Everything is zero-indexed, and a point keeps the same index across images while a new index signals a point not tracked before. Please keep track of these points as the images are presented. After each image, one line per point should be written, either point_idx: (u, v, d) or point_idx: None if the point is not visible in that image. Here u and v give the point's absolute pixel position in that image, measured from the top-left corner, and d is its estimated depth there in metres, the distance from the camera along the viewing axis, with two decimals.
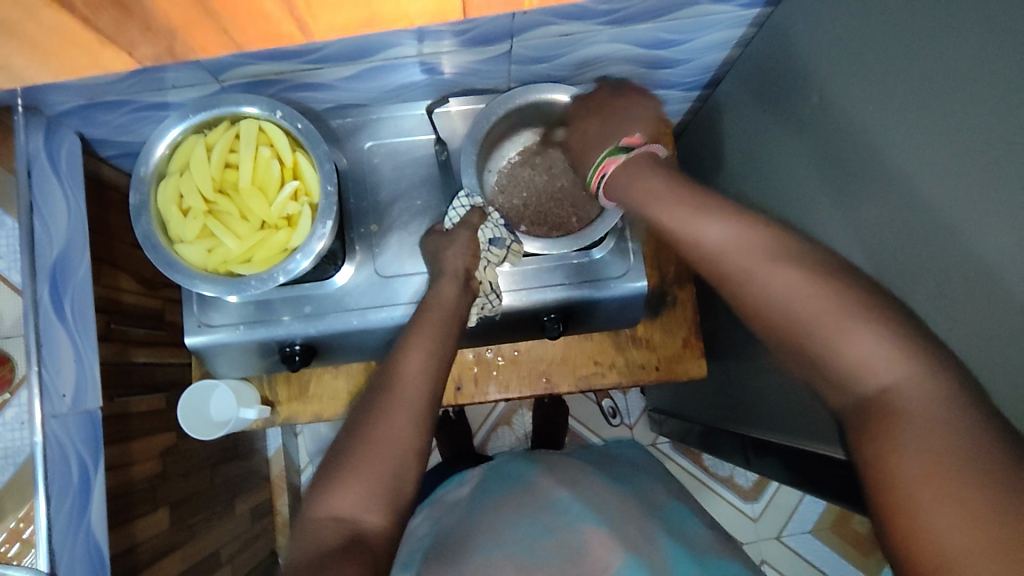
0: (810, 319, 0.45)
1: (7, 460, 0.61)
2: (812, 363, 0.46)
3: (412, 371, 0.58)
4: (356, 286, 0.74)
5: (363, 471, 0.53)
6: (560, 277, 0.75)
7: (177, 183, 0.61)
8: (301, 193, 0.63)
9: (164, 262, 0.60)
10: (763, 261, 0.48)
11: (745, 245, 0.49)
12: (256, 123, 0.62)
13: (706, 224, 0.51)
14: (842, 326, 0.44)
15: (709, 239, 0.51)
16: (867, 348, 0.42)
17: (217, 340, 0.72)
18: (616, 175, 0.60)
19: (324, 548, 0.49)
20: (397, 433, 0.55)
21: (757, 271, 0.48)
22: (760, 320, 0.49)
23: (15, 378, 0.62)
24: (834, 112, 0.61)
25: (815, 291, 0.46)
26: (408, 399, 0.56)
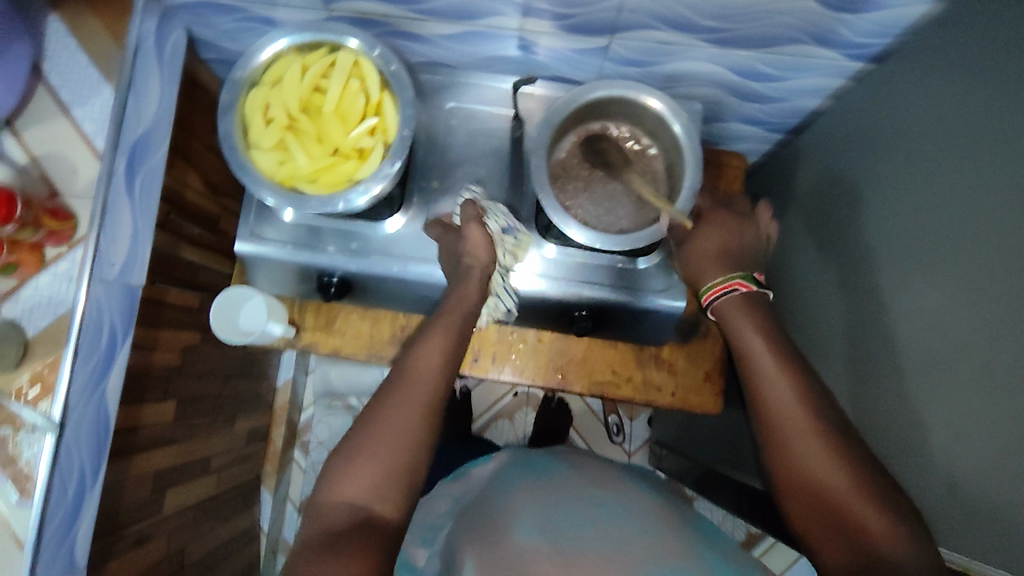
0: (835, 488, 0.54)
1: (48, 308, 0.63)
2: (823, 516, 0.54)
3: (431, 352, 0.60)
4: (403, 237, 0.76)
5: (372, 453, 0.54)
6: (601, 277, 0.75)
7: (266, 93, 0.64)
8: (377, 130, 0.65)
9: (237, 164, 0.62)
10: (804, 418, 0.57)
11: (812, 415, 0.57)
12: (353, 55, 0.64)
13: (783, 386, 0.58)
14: (866, 501, 0.52)
15: (772, 380, 0.59)
16: (881, 524, 0.50)
17: (263, 253, 0.74)
18: (733, 303, 0.63)
19: (336, 529, 0.51)
20: (408, 418, 0.56)
21: (802, 430, 0.56)
22: (785, 471, 0.57)
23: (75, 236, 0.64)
24: (917, 178, 0.60)
25: (844, 460, 0.54)
26: (425, 385, 0.58)
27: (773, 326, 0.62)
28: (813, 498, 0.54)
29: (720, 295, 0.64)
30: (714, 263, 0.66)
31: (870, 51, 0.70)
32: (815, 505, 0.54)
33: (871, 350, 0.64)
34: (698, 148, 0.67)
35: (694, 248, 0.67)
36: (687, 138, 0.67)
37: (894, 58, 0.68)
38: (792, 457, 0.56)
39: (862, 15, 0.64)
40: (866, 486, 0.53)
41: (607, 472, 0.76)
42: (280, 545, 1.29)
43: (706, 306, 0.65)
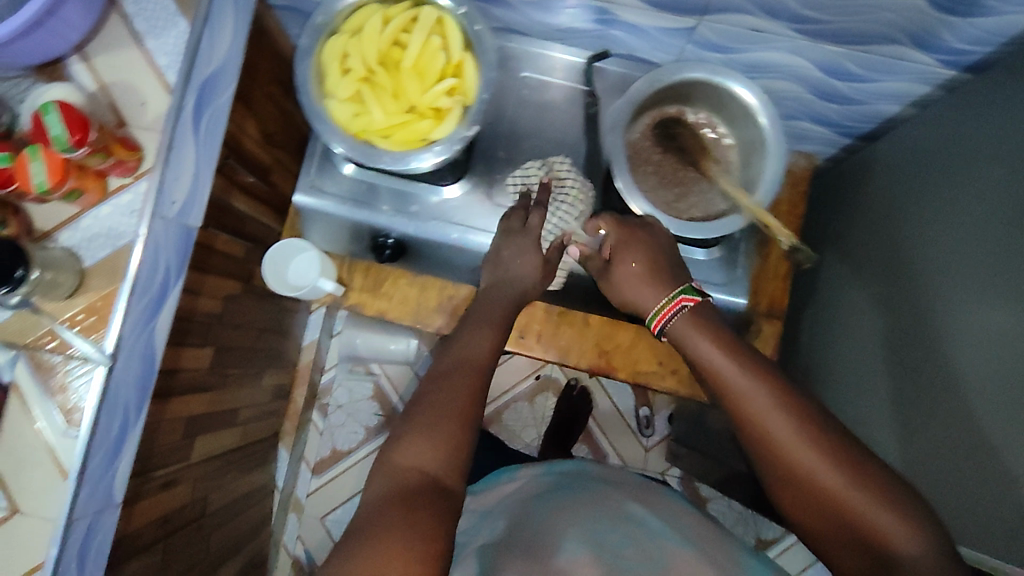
0: (838, 494, 0.52)
1: (107, 240, 0.61)
2: (827, 522, 0.53)
3: (483, 337, 0.60)
4: (463, 203, 0.74)
5: (439, 419, 0.53)
6: None
7: (346, 42, 0.62)
8: (456, 91, 0.62)
9: (312, 111, 0.61)
10: (792, 429, 0.54)
11: (798, 422, 0.54)
12: (438, 11, 0.62)
13: (764, 398, 0.55)
14: (871, 503, 0.51)
15: (753, 396, 0.55)
16: (888, 520, 0.50)
17: (323, 206, 0.73)
18: (685, 320, 0.59)
19: (410, 490, 0.49)
20: (453, 388, 0.55)
21: (794, 443, 0.53)
22: (783, 482, 0.55)
23: (141, 169, 0.62)
24: (971, 226, 0.63)
25: (834, 456, 0.52)
26: (482, 364, 0.58)
27: (728, 331, 0.59)
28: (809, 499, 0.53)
29: (672, 313, 0.60)
30: (653, 283, 0.62)
31: (968, 58, 0.67)
32: (817, 512, 0.53)
33: (916, 399, 0.68)
34: (782, 144, 0.65)
35: (618, 281, 0.64)
36: (771, 134, 0.65)
37: (996, 68, 0.65)
38: (789, 471, 0.54)
39: (972, 19, 0.60)
40: (865, 487, 0.51)
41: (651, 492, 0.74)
42: (292, 502, 1.29)
43: (659, 331, 0.61)
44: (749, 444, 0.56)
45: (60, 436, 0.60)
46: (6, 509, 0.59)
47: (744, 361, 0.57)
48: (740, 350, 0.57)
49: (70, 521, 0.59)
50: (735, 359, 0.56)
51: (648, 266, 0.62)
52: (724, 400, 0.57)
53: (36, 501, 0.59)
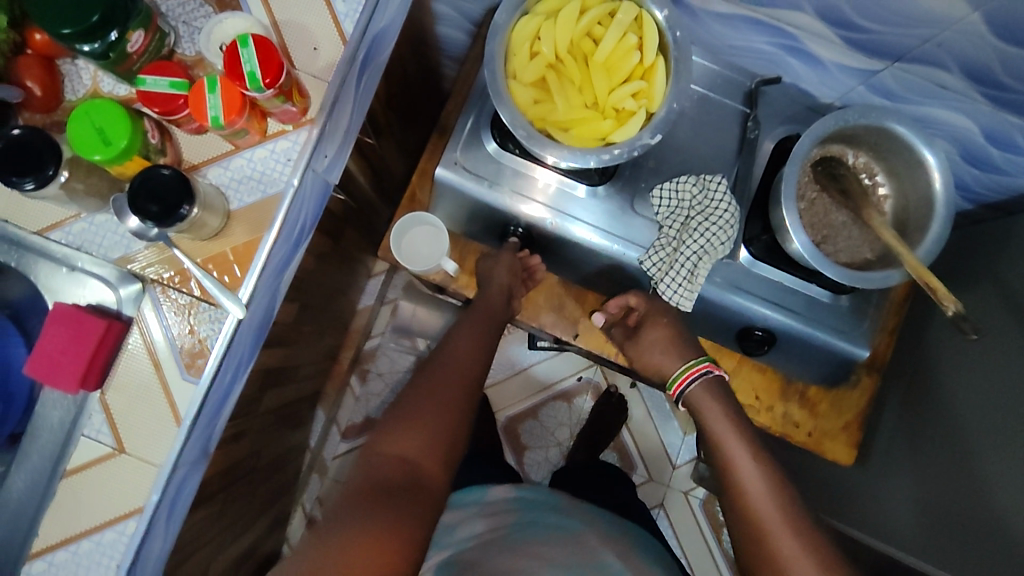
0: (784, 553, 0.55)
1: (258, 185, 0.58)
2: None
3: (462, 337, 0.70)
4: (603, 204, 0.70)
5: (419, 421, 0.60)
6: (791, 302, 0.70)
7: (540, 25, 0.60)
8: (641, 96, 0.60)
9: (496, 90, 0.59)
10: (763, 488, 0.59)
11: (773, 486, 0.60)
12: (639, 9, 0.60)
13: (749, 459, 0.62)
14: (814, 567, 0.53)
15: (739, 460, 0.62)
16: None
17: (462, 185, 0.70)
18: (699, 388, 0.69)
19: (387, 480, 0.56)
20: (451, 395, 0.64)
21: (761, 496, 0.59)
22: (741, 529, 0.59)
23: (305, 118, 0.59)
24: (998, 370, 0.66)
25: (800, 530, 0.56)
26: (463, 366, 0.67)
27: (740, 412, 0.68)
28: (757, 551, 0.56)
29: (691, 380, 0.70)
30: (674, 356, 0.72)
31: None
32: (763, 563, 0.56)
33: (942, 520, 0.69)
34: (950, 208, 0.63)
35: (643, 345, 0.74)
36: (943, 197, 0.63)
37: None
38: (751, 522, 0.58)
39: None
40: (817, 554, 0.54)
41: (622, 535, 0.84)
42: (318, 463, 1.27)
43: (677, 394, 0.71)
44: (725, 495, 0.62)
45: (177, 377, 0.56)
46: (112, 446, 0.56)
47: (741, 431, 0.65)
48: (745, 427, 0.66)
49: (175, 468, 0.56)
50: (737, 427, 0.65)
51: (671, 337, 0.73)
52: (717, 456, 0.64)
53: (143, 442, 0.56)
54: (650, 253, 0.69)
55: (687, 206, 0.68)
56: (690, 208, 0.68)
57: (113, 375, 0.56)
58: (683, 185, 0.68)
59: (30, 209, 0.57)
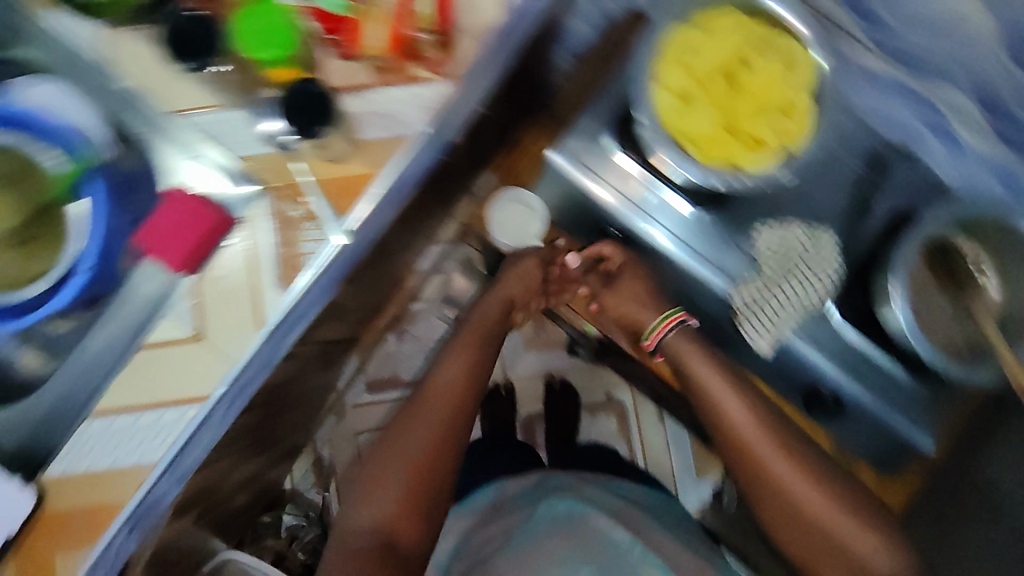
0: (814, 505, 0.65)
1: (387, 124, 0.59)
2: (796, 527, 0.67)
3: (449, 368, 0.73)
4: (705, 229, 0.70)
5: (383, 493, 0.65)
6: (870, 374, 0.69)
7: (697, 41, 0.60)
8: (781, 130, 0.60)
9: (638, 95, 0.60)
10: (778, 453, 0.67)
11: (766, 432, 0.68)
12: (796, 43, 0.58)
13: (746, 414, 0.69)
14: (834, 514, 0.65)
15: (736, 415, 0.69)
16: (853, 533, 0.64)
17: (573, 177, 0.70)
18: (675, 337, 0.73)
19: (368, 552, 0.63)
20: (430, 418, 0.68)
21: (789, 473, 0.66)
22: (766, 489, 0.68)
23: (442, 68, 0.59)
24: None
25: (827, 489, 0.66)
26: (452, 396, 0.70)
27: (750, 393, 0.71)
28: (802, 524, 0.66)
29: (667, 329, 0.74)
30: (670, 330, 0.74)
31: None
32: (791, 522, 0.67)
33: None
34: None
35: (617, 293, 0.77)
36: None
37: None
38: (769, 479, 0.67)
39: None
40: (839, 504, 0.65)
41: (631, 510, 0.86)
42: (337, 406, 1.29)
43: (654, 344, 0.75)
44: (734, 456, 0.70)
45: (269, 287, 0.57)
46: (192, 330, 0.57)
47: (731, 388, 0.70)
48: (730, 382, 0.71)
49: (245, 367, 0.56)
50: (731, 391, 0.70)
51: (645, 286, 0.76)
52: (726, 432, 0.70)
53: (224, 334, 0.57)
54: (742, 289, 0.69)
55: (791, 255, 0.68)
56: (796, 255, 0.68)
57: (209, 263, 0.57)
58: (795, 234, 0.69)
59: (167, 87, 0.57)
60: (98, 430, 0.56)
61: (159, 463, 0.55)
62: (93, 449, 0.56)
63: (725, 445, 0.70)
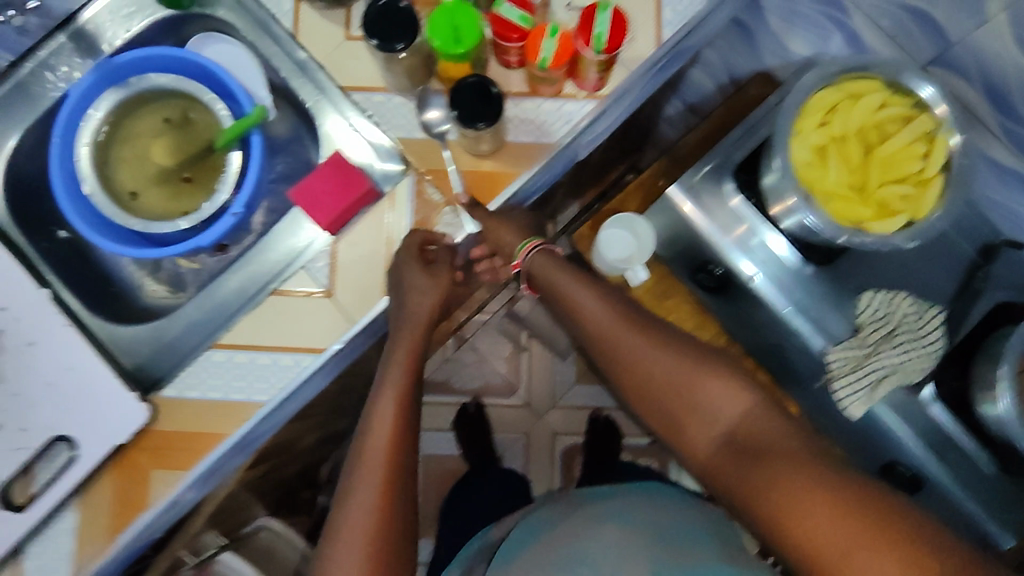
0: (671, 373, 0.57)
1: (535, 130, 0.63)
2: (677, 406, 0.57)
3: (385, 397, 0.57)
4: (808, 284, 0.71)
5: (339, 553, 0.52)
6: (951, 456, 0.70)
7: (840, 102, 0.63)
8: (907, 201, 0.62)
9: (779, 142, 0.63)
10: (621, 322, 0.60)
11: (621, 313, 0.60)
12: (938, 124, 0.61)
13: (591, 293, 0.61)
14: (687, 372, 0.56)
15: (583, 301, 0.61)
16: (715, 390, 0.55)
17: (687, 211, 0.73)
18: (536, 259, 0.64)
19: None
20: (387, 401, 0.57)
21: (623, 331, 0.59)
22: (623, 367, 0.59)
23: (602, 92, 0.63)
24: None
25: (677, 351, 0.58)
26: (391, 448, 0.55)
27: (588, 273, 0.64)
28: (682, 403, 0.56)
29: (529, 253, 0.64)
30: (551, 259, 0.64)
31: None
32: (662, 404, 0.57)
33: None
34: None
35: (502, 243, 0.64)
36: None
37: None
38: (621, 351, 0.59)
39: None
40: (666, 346, 0.58)
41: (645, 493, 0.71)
42: None
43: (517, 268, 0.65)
44: (597, 355, 0.61)
45: None
46: (322, 288, 0.60)
47: (583, 277, 0.62)
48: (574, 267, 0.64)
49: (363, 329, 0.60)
50: (583, 280, 0.62)
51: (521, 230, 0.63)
52: (596, 342, 0.61)
53: (350, 296, 0.60)
54: (839, 348, 0.70)
55: (892, 321, 0.69)
56: (897, 323, 0.69)
57: (350, 229, 0.61)
58: (897, 301, 0.69)
59: (347, 66, 0.63)
60: (214, 361, 0.58)
61: (266, 403, 0.58)
62: (205, 379, 0.58)
63: (625, 391, 0.60)
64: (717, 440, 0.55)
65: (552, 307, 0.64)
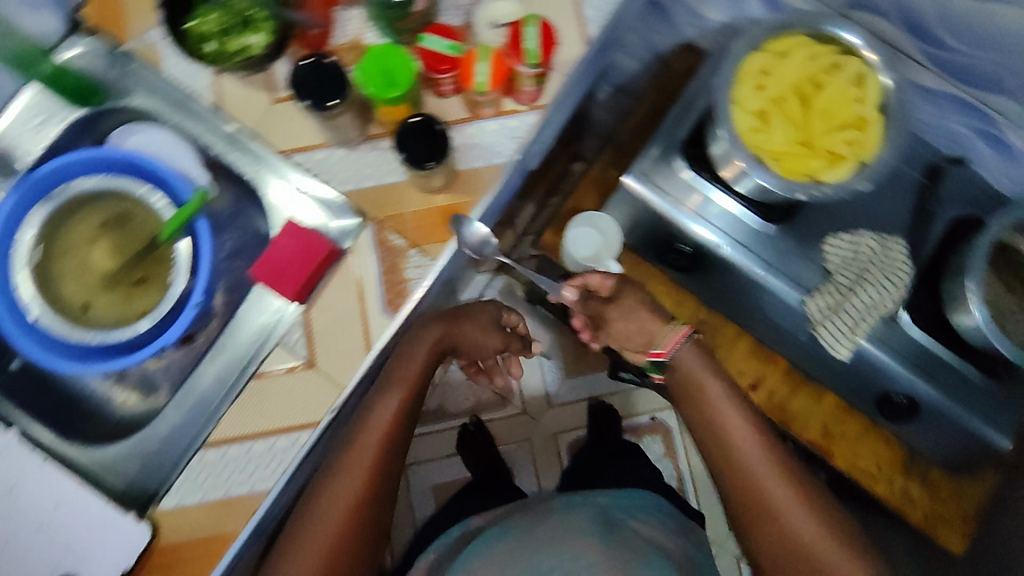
0: (763, 481, 0.59)
1: (483, 153, 0.62)
2: (750, 502, 0.59)
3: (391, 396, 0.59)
4: (776, 242, 0.72)
5: (305, 548, 0.55)
6: (943, 375, 0.71)
7: (770, 64, 0.64)
8: (854, 144, 0.62)
9: (721, 111, 0.64)
10: (724, 402, 0.63)
11: (737, 408, 0.63)
12: (866, 66, 0.62)
13: (733, 408, 0.63)
14: (788, 501, 0.58)
15: (710, 390, 0.64)
16: (802, 522, 0.57)
17: (646, 196, 0.73)
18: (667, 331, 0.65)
19: None
20: (385, 404, 0.59)
21: (748, 441, 0.61)
22: (732, 473, 0.61)
23: (540, 101, 0.63)
24: None
25: (794, 480, 0.59)
26: (377, 446, 0.58)
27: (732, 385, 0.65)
28: (775, 534, 0.58)
29: (679, 342, 0.65)
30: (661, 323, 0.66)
31: None
32: (747, 507, 0.59)
33: None
34: None
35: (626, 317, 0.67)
36: None
37: None
38: (737, 451, 0.61)
39: None
40: (774, 476, 0.60)
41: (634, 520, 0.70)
42: None
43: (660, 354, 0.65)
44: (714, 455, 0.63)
45: (376, 309, 0.58)
46: (303, 360, 0.57)
47: (706, 368, 0.65)
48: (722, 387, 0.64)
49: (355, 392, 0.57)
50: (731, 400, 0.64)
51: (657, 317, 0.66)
52: (714, 447, 0.63)
53: (334, 360, 0.57)
54: (816, 296, 0.71)
55: (862, 261, 0.71)
56: (866, 261, 0.71)
57: (316, 296, 0.58)
58: (862, 241, 0.71)
59: (280, 128, 0.60)
60: (208, 460, 0.56)
61: (271, 491, 0.55)
62: (202, 482, 0.55)
63: (737, 509, 0.61)
64: (789, 559, 0.57)
65: (680, 406, 0.67)
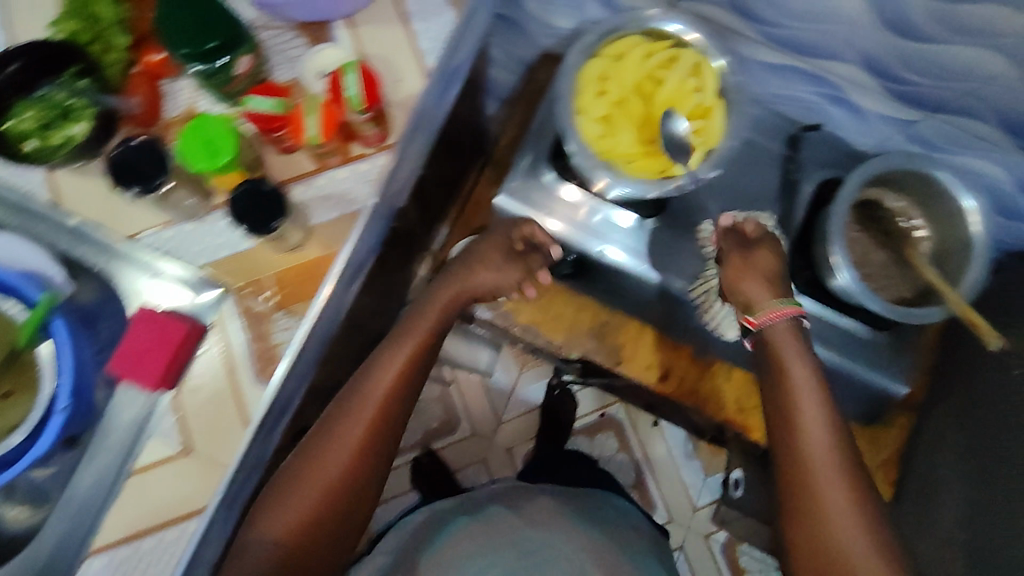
0: (817, 454, 0.57)
1: (337, 203, 0.61)
2: (787, 460, 0.58)
3: (387, 369, 0.63)
4: (650, 237, 0.73)
5: (294, 504, 0.59)
6: (833, 336, 0.73)
7: (608, 68, 0.65)
8: (700, 133, 0.64)
9: (566, 124, 0.64)
10: (804, 372, 0.60)
11: (832, 413, 0.59)
12: (699, 56, 0.63)
13: (807, 378, 0.60)
14: (842, 481, 0.56)
15: (796, 374, 0.60)
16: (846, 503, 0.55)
17: (523, 213, 0.73)
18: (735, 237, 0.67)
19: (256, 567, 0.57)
20: (387, 377, 0.63)
21: (808, 404, 0.59)
22: (770, 409, 0.61)
23: (387, 141, 0.62)
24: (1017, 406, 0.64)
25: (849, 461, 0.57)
26: (376, 416, 0.62)
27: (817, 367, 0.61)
28: (795, 483, 0.57)
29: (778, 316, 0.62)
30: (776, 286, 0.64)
31: None
32: (783, 457, 0.59)
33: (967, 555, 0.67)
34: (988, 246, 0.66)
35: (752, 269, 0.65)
36: (981, 241, 0.66)
37: None
38: (784, 412, 0.60)
39: None
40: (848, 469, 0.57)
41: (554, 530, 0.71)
42: None
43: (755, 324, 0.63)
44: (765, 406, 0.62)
45: (249, 382, 0.57)
46: (180, 447, 0.56)
47: (808, 364, 0.61)
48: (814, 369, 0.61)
49: (237, 472, 0.56)
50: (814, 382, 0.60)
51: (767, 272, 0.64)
52: (773, 399, 0.61)
53: (210, 443, 0.56)
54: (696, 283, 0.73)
55: None
56: None
57: (185, 376, 0.58)
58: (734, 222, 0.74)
59: (123, 214, 0.59)
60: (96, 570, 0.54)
61: None
62: None
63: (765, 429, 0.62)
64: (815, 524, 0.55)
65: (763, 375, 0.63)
